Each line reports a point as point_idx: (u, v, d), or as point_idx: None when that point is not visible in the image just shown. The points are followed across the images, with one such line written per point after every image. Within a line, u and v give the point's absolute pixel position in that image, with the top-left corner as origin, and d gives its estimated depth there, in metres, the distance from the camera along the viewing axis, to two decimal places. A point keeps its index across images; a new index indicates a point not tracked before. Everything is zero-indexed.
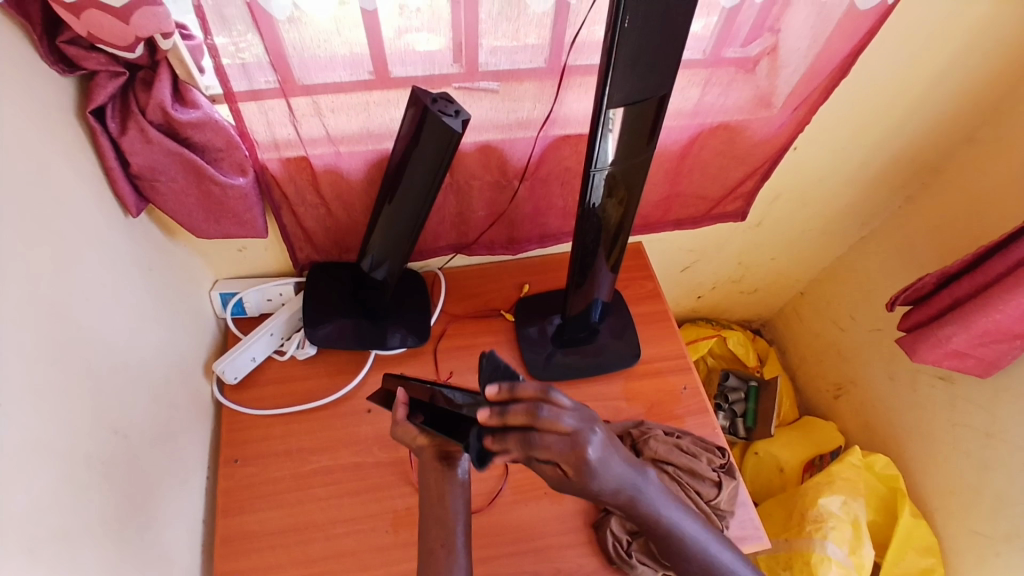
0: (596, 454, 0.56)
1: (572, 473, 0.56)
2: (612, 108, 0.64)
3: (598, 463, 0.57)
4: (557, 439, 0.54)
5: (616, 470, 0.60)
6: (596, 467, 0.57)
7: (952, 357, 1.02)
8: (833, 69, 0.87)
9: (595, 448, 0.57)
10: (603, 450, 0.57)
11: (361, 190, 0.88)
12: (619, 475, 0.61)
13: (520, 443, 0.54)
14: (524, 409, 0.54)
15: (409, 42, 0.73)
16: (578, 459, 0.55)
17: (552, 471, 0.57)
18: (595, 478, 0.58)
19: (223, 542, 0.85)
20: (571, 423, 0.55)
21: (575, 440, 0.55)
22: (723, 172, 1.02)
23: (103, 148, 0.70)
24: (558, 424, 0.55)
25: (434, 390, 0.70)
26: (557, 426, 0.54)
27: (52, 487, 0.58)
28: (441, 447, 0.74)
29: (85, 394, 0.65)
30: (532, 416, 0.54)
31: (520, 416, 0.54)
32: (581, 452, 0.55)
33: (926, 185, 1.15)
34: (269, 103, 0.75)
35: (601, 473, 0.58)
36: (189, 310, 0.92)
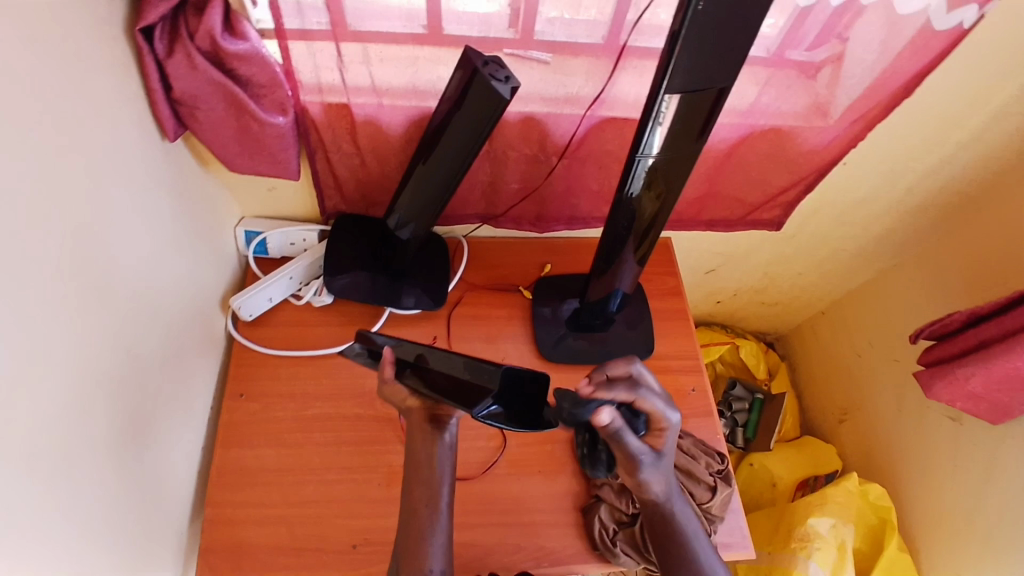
0: (670, 432, 0.72)
1: (642, 434, 0.74)
2: (668, 95, 0.62)
3: (661, 439, 0.74)
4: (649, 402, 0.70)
5: (666, 459, 0.74)
6: (666, 440, 0.73)
7: (966, 399, 1.00)
8: (897, 86, 0.83)
9: (668, 427, 0.72)
10: (672, 433, 0.73)
11: (398, 146, 0.87)
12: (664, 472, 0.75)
13: (627, 394, 0.69)
14: (627, 371, 0.72)
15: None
16: (660, 427, 0.72)
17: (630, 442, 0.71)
18: (652, 455, 0.73)
19: (219, 472, 0.87)
20: (658, 402, 0.71)
21: (662, 412, 0.71)
22: (766, 178, 0.99)
23: (148, 69, 0.69)
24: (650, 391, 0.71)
25: (426, 351, 0.69)
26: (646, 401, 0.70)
27: (60, 395, 0.59)
28: (429, 410, 0.74)
29: (102, 309, 0.65)
30: (633, 378, 0.71)
31: (626, 372, 0.72)
32: (662, 422, 0.71)
33: (965, 215, 1.09)
34: (318, 45, 0.74)
35: (657, 453, 0.73)
36: (213, 242, 0.92)
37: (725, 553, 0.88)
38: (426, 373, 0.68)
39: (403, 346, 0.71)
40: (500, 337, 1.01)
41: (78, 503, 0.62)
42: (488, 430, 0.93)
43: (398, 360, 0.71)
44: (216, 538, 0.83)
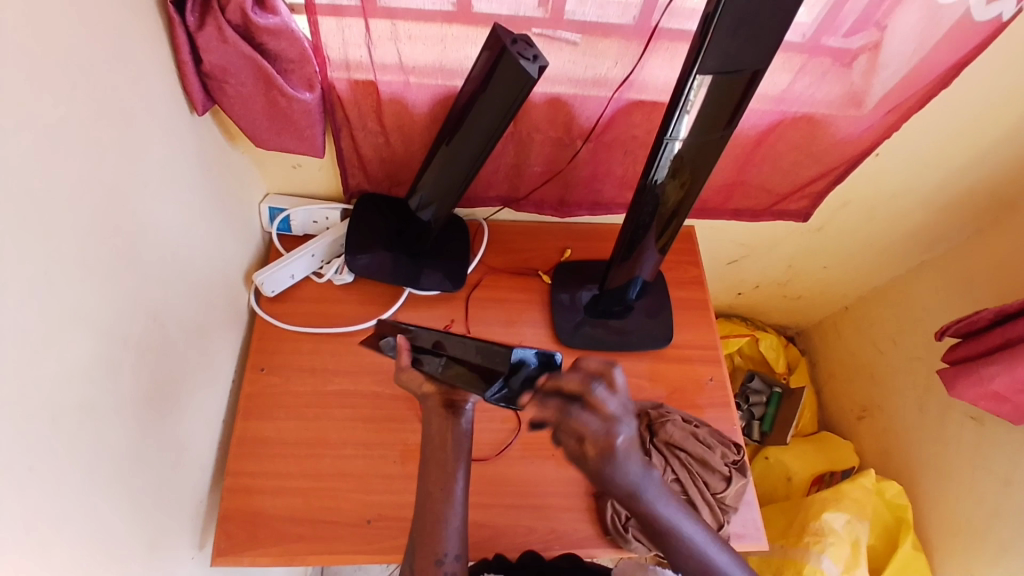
0: (627, 446, 0.56)
1: (595, 454, 0.56)
2: (700, 76, 0.61)
3: (628, 453, 0.57)
4: (603, 406, 0.55)
5: (636, 467, 0.58)
6: (618, 457, 0.56)
7: (989, 399, 0.98)
8: (936, 77, 0.81)
9: (624, 442, 0.56)
10: (630, 445, 0.56)
11: (423, 126, 0.87)
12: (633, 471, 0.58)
13: (559, 407, 0.55)
14: (578, 380, 0.56)
15: None
16: (605, 445, 0.55)
17: (576, 446, 0.57)
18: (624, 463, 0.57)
19: (239, 443, 0.89)
20: (613, 409, 0.56)
21: (609, 423, 0.55)
22: (795, 168, 0.97)
23: (179, 41, 0.70)
24: (601, 402, 0.55)
25: (443, 338, 0.70)
26: (598, 407, 0.55)
27: (86, 360, 0.60)
28: (444, 395, 0.72)
29: (128, 279, 0.67)
30: (583, 389, 0.55)
31: (575, 386, 0.56)
32: (608, 441, 0.55)
33: (1001, 218, 1.07)
34: (348, 21, 0.74)
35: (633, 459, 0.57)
36: (239, 218, 0.94)
37: (737, 544, 0.88)
38: (442, 359, 0.70)
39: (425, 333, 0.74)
40: (518, 320, 1.01)
41: (100, 464, 0.63)
42: (504, 412, 0.94)
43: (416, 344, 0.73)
44: (235, 506, 0.85)
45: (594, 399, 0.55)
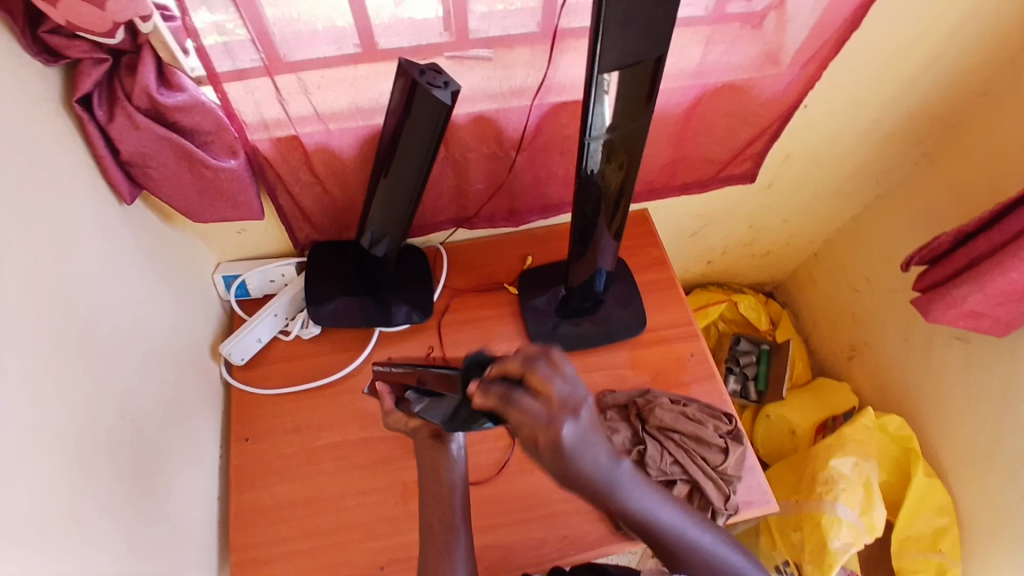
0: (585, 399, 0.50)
1: (542, 450, 0.49)
2: (605, 73, 0.61)
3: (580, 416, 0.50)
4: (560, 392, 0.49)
5: (592, 453, 0.51)
6: (569, 454, 0.49)
7: (967, 318, 0.99)
8: (843, 21, 0.82)
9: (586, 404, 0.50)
10: (591, 427, 0.50)
11: (355, 168, 0.87)
12: (597, 460, 0.51)
13: (502, 392, 0.50)
14: (518, 362, 0.51)
15: (401, 11, 0.70)
16: (550, 435, 0.48)
17: (529, 441, 0.49)
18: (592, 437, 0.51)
19: (239, 517, 0.88)
20: (561, 389, 0.49)
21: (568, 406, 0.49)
22: (730, 134, 0.98)
23: (92, 137, 0.69)
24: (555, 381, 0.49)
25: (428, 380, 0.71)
26: (540, 387, 0.49)
27: (65, 476, 0.60)
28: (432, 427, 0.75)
29: (92, 384, 0.66)
30: (525, 370, 0.50)
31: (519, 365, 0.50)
32: (553, 428, 0.48)
33: (943, 140, 1.09)
34: (255, 82, 0.73)
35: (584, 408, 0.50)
36: (194, 295, 0.93)
37: (747, 512, 0.88)
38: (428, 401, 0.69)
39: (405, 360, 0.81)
40: (493, 337, 1.01)
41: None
42: (496, 430, 0.94)
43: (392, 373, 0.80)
44: None
45: (540, 381, 0.49)
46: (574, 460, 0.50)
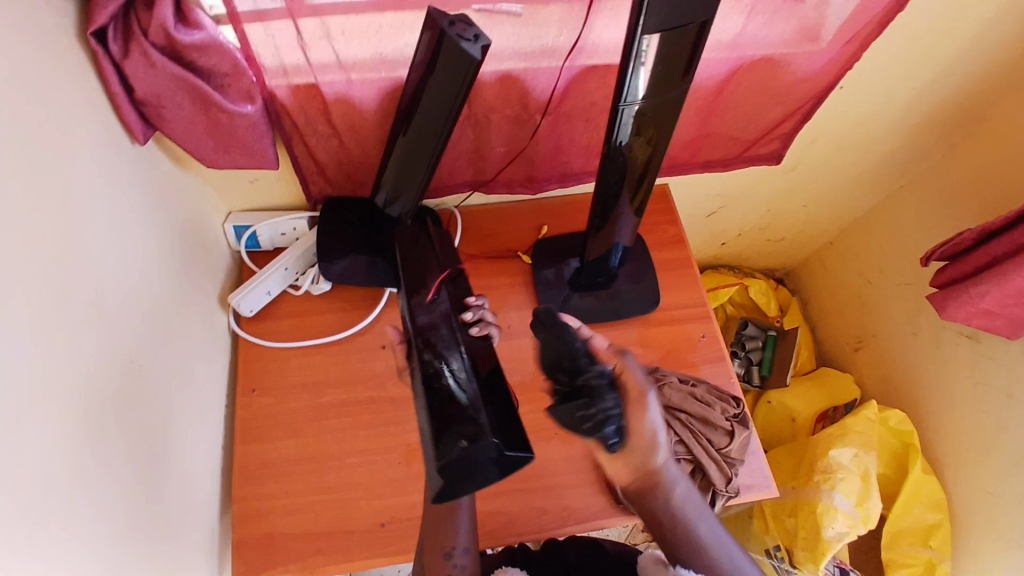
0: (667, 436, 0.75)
1: (638, 409, 0.71)
2: (647, 36, 0.59)
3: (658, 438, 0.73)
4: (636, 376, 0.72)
5: (662, 434, 0.74)
6: (659, 409, 0.72)
7: (981, 317, 0.98)
8: (890, 1, 0.77)
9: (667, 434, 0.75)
10: (669, 408, 0.74)
11: (375, 123, 0.85)
12: (666, 442, 0.74)
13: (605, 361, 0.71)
14: (610, 353, 0.73)
15: None
16: (648, 395, 0.71)
17: (624, 404, 0.71)
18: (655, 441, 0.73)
19: (242, 468, 0.88)
20: (645, 371, 0.73)
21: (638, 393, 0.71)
22: (761, 112, 0.95)
23: (106, 72, 0.67)
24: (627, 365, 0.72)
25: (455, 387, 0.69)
26: (631, 366, 0.72)
27: (69, 420, 0.59)
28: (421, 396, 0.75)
29: (98, 328, 0.65)
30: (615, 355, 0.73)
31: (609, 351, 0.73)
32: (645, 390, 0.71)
33: (973, 134, 1.06)
34: (275, 25, 0.70)
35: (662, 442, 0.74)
36: (204, 244, 0.91)
37: (747, 495, 0.88)
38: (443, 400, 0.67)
39: (428, 311, 0.79)
40: (504, 305, 1.00)
41: (101, 517, 0.63)
42: None
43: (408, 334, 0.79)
44: (249, 531, 0.85)
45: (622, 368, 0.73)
46: (660, 419, 0.72)
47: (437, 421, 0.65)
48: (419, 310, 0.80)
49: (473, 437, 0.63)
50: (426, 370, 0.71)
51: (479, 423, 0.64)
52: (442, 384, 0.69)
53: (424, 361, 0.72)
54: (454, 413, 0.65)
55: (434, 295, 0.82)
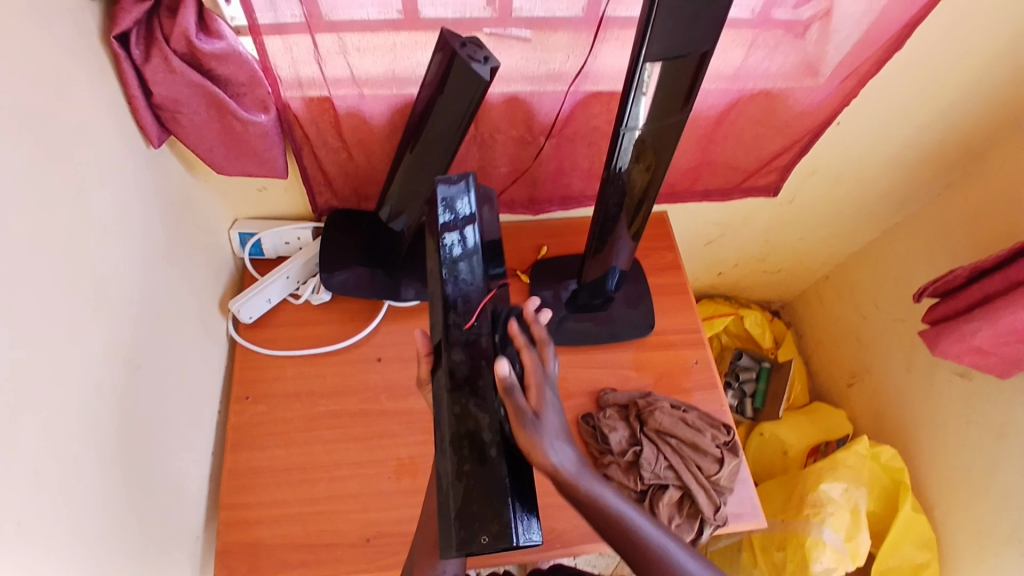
0: (537, 428, 0.56)
1: (535, 400, 0.58)
2: (649, 63, 0.61)
3: (526, 410, 0.56)
4: (530, 361, 0.59)
5: (557, 430, 0.58)
6: (549, 399, 0.58)
7: (974, 354, 0.99)
8: (888, 40, 0.81)
9: (532, 418, 0.57)
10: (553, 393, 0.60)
11: (384, 137, 0.87)
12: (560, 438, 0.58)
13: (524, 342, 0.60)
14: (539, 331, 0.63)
15: None
16: (535, 383, 0.58)
17: (531, 397, 0.58)
18: (526, 417, 0.56)
19: (231, 475, 0.88)
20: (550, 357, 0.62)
21: (509, 382, 0.56)
22: (759, 143, 0.98)
23: (126, 76, 0.69)
24: (522, 344, 0.60)
25: (479, 442, 0.60)
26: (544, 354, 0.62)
27: (66, 410, 0.60)
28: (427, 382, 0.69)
29: (100, 321, 0.66)
30: (540, 337, 0.63)
31: (539, 331, 0.63)
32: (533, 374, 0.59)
33: (967, 173, 1.09)
34: (293, 39, 0.73)
35: (529, 419, 0.56)
36: (208, 249, 0.92)
37: (735, 524, 0.88)
38: (464, 462, 0.59)
39: (465, 350, 0.64)
40: None
41: (86, 513, 0.62)
42: None
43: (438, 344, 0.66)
44: (233, 539, 0.84)
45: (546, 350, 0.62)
46: (546, 413, 0.58)
47: (461, 510, 0.57)
48: (455, 339, 0.65)
49: (492, 525, 0.57)
50: (456, 434, 0.60)
51: (507, 523, 0.56)
52: (472, 454, 0.59)
53: (454, 418, 0.61)
54: (479, 502, 0.57)
55: (474, 323, 0.65)
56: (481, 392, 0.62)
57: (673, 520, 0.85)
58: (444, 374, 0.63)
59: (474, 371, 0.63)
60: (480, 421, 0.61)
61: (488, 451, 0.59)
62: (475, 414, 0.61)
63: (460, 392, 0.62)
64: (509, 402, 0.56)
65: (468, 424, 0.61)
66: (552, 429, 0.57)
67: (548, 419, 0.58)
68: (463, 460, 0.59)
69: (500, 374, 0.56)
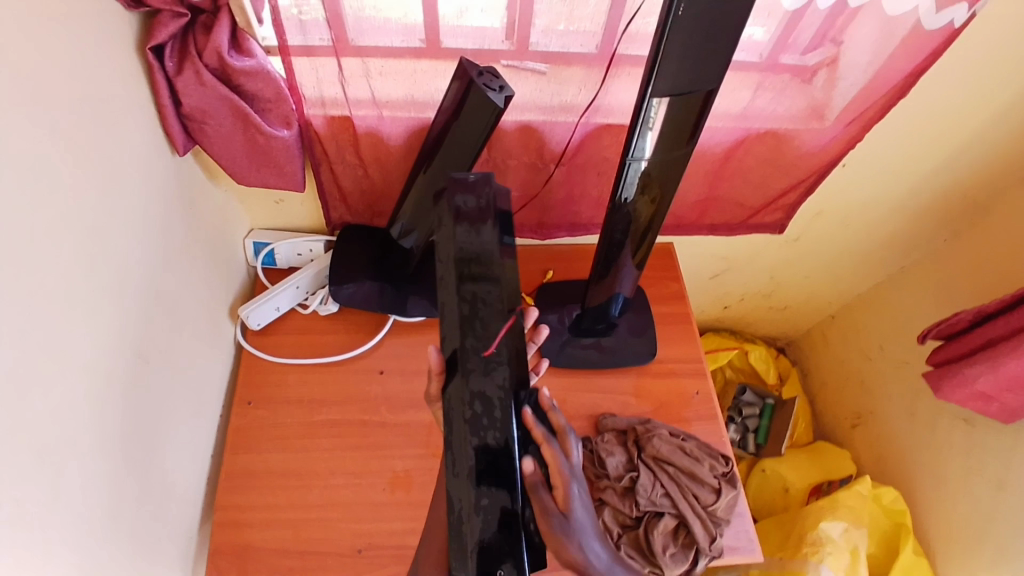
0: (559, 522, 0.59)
1: (562, 500, 0.60)
2: (656, 98, 0.64)
3: (553, 510, 0.59)
4: (552, 458, 0.60)
5: (581, 521, 0.62)
6: (575, 494, 0.62)
7: (976, 399, 0.98)
8: (892, 88, 0.84)
9: (558, 515, 0.60)
10: (579, 483, 0.62)
11: (400, 157, 0.90)
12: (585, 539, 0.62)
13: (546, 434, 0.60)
14: (559, 419, 0.64)
15: (464, 18, 0.74)
16: (563, 482, 0.60)
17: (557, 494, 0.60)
18: (553, 515, 0.59)
19: (228, 478, 0.89)
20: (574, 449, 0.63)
21: (535, 480, 0.58)
22: (765, 181, 0.99)
23: (158, 86, 0.72)
24: (542, 439, 0.60)
25: (498, 479, 0.56)
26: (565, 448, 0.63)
27: (73, 399, 0.62)
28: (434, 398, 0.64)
29: (114, 317, 0.68)
30: (561, 426, 0.63)
31: (558, 419, 0.63)
32: (559, 471, 0.60)
33: (975, 222, 1.09)
34: (321, 61, 0.77)
35: (557, 519, 0.59)
36: (223, 256, 0.95)
37: (731, 557, 0.87)
38: (482, 498, 0.55)
39: (483, 379, 0.59)
40: None
41: (85, 501, 0.64)
42: None
43: (452, 363, 0.61)
44: (224, 540, 0.85)
45: (566, 441, 0.63)
46: (571, 513, 0.61)
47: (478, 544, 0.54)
48: (473, 366, 0.60)
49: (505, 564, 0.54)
50: (475, 468, 0.56)
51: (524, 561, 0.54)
52: (492, 491, 0.56)
53: (473, 451, 0.57)
54: (494, 541, 0.55)
55: (494, 349, 0.61)
56: (502, 428, 0.58)
57: (667, 549, 0.84)
58: (461, 402, 0.59)
59: (494, 403, 0.59)
60: (500, 457, 0.57)
61: (507, 486, 0.56)
62: (495, 448, 0.57)
63: (477, 424, 0.58)
64: (536, 500, 0.58)
65: (488, 460, 0.57)
66: (577, 527, 0.62)
67: (573, 514, 0.61)
68: (481, 494, 0.55)
69: (526, 474, 0.57)
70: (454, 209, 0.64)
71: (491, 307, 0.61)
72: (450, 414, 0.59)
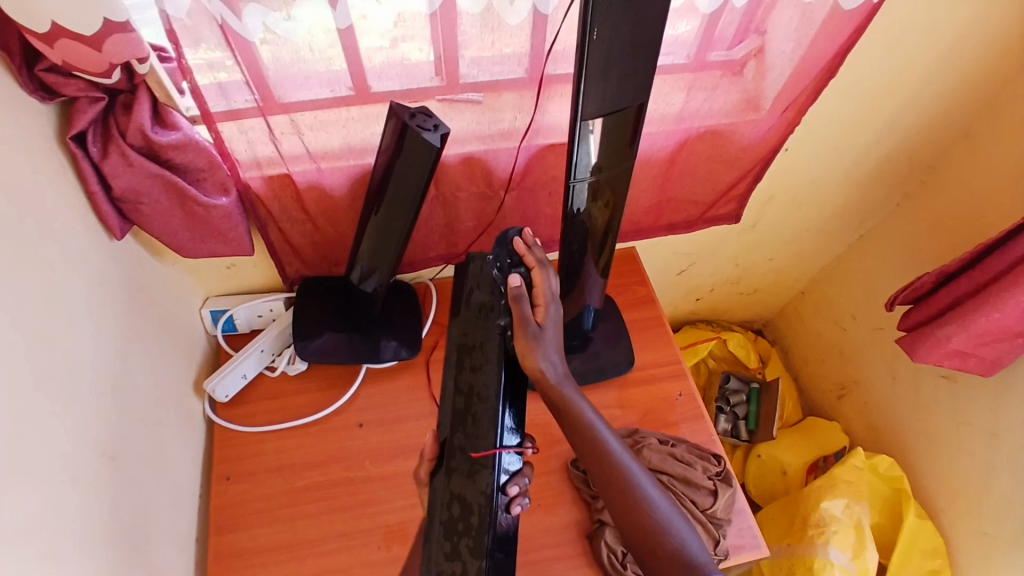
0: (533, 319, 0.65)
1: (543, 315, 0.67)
2: (588, 121, 0.64)
3: (530, 320, 0.65)
4: (540, 279, 0.68)
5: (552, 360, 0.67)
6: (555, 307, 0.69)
7: (953, 357, 1.00)
8: (820, 70, 0.86)
9: (535, 327, 0.65)
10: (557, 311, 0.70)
11: (347, 206, 0.89)
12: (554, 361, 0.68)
13: (538, 260, 0.70)
14: (534, 259, 0.70)
15: (403, 52, 0.72)
16: (549, 293, 0.68)
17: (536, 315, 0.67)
18: (529, 325, 0.65)
19: (216, 562, 0.85)
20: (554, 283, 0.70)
21: (519, 292, 0.65)
22: (713, 176, 1.01)
23: (85, 173, 0.70)
24: (512, 292, 0.65)
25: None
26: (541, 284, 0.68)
27: (42, 515, 0.59)
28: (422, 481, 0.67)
29: (73, 419, 0.65)
30: (537, 264, 0.69)
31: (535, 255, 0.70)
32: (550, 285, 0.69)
33: (922, 183, 1.13)
34: (248, 123, 0.75)
35: (532, 327, 0.65)
36: (180, 332, 0.92)
37: (737, 557, 0.86)
38: None
39: (465, 481, 0.60)
40: None
41: None
42: None
43: (442, 455, 0.63)
44: None
45: (543, 273, 0.69)
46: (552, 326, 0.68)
47: None
48: (457, 466, 0.61)
49: None
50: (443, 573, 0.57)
51: None
52: None
53: (444, 555, 0.58)
54: None
55: (480, 453, 0.61)
56: (475, 536, 0.58)
57: None
58: (440, 503, 0.60)
59: (472, 508, 0.59)
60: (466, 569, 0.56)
61: None
62: (466, 555, 0.57)
63: (452, 529, 0.58)
64: (517, 310, 0.65)
65: (455, 566, 0.57)
66: (549, 340, 0.67)
67: (547, 329, 0.67)
68: None
69: (512, 284, 0.65)
70: (468, 300, 0.69)
71: (482, 402, 0.63)
72: (431, 509, 0.61)
